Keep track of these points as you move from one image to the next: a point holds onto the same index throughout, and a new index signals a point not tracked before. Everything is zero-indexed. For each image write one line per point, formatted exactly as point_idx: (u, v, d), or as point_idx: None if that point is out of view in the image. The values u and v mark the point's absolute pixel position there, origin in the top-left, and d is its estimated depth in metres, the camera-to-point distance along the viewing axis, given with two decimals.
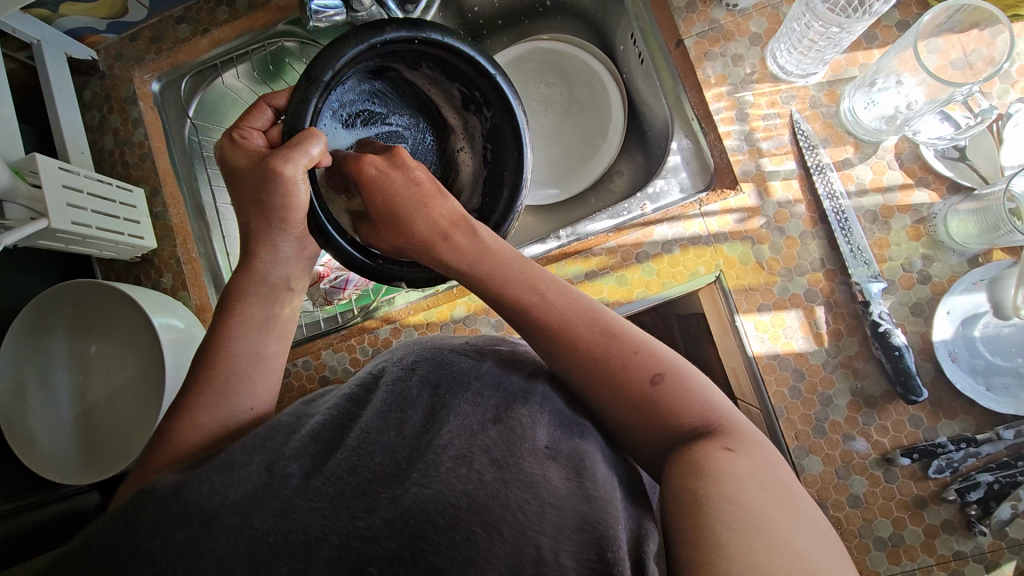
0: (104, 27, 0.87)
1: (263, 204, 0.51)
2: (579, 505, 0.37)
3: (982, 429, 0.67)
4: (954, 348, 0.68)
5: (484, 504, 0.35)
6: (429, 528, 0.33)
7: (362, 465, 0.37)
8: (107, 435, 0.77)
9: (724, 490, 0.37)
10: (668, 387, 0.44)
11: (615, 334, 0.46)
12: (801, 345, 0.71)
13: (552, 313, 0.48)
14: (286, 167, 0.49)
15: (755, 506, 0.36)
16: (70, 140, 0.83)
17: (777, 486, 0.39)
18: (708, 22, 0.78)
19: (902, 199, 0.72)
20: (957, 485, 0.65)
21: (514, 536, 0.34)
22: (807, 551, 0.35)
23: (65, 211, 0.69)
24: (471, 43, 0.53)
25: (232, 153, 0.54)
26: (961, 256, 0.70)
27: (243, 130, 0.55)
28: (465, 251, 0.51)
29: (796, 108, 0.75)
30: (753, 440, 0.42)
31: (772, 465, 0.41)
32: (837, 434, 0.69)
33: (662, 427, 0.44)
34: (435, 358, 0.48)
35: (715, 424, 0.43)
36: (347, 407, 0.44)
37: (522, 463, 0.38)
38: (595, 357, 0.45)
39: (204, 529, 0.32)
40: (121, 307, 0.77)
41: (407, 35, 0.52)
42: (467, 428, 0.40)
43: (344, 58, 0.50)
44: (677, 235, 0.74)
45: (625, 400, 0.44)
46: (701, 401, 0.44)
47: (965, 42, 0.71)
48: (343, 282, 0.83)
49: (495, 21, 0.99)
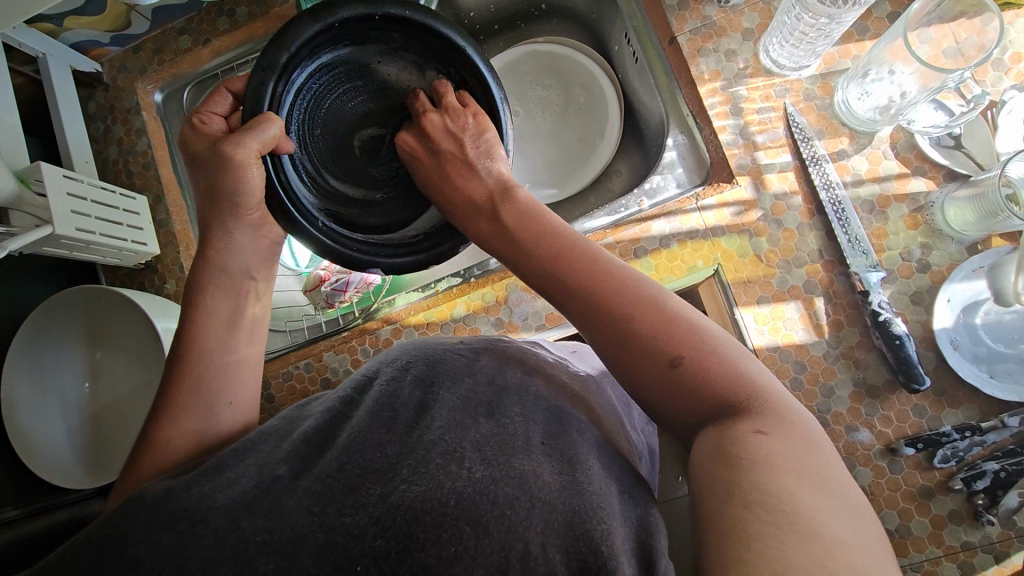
0: (108, 40, 0.88)
1: (217, 188, 0.52)
2: (573, 500, 0.36)
3: (987, 417, 0.67)
4: (955, 336, 0.68)
5: (472, 500, 0.35)
6: (416, 525, 0.34)
7: (351, 462, 0.37)
8: (111, 440, 0.78)
9: (754, 474, 0.35)
10: (693, 365, 0.41)
11: (638, 307, 0.43)
12: (801, 336, 0.70)
13: (577, 283, 0.45)
14: (241, 153, 0.50)
15: (787, 494, 0.33)
16: (75, 150, 0.85)
17: (815, 467, 0.36)
18: (701, 19, 0.78)
19: (898, 188, 0.72)
20: (963, 474, 0.64)
21: (502, 532, 0.34)
22: (843, 538, 0.32)
23: (70, 217, 0.70)
24: (434, 17, 0.53)
25: (196, 136, 0.55)
26: (960, 244, 0.70)
27: (203, 115, 0.55)
28: (500, 223, 0.51)
29: (790, 101, 0.76)
30: (792, 415, 0.39)
31: (811, 446, 0.37)
32: (840, 426, 0.68)
33: (692, 401, 0.41)
34: (428, 357, 0.47)
35: (749, 398, 0.40)
36: (339, 409, 0.43)
37: (515, 460, 0.38)
38: (617, 336, 0.43)
39: (192, 531, 0.34)
40: (125, 314, 0.79)
41: (367, 12, 0.51)
42: (457, 421, 0.40)
43: (303, 38, 0.50)
44: (675, 230, 0.74)
45: (651, 379, 0.42)
46: (731, 373, 0.41)
47: (956, 31, 0.71)
48: (344, 285, 0.83)
49: (491, 25, 1.01)
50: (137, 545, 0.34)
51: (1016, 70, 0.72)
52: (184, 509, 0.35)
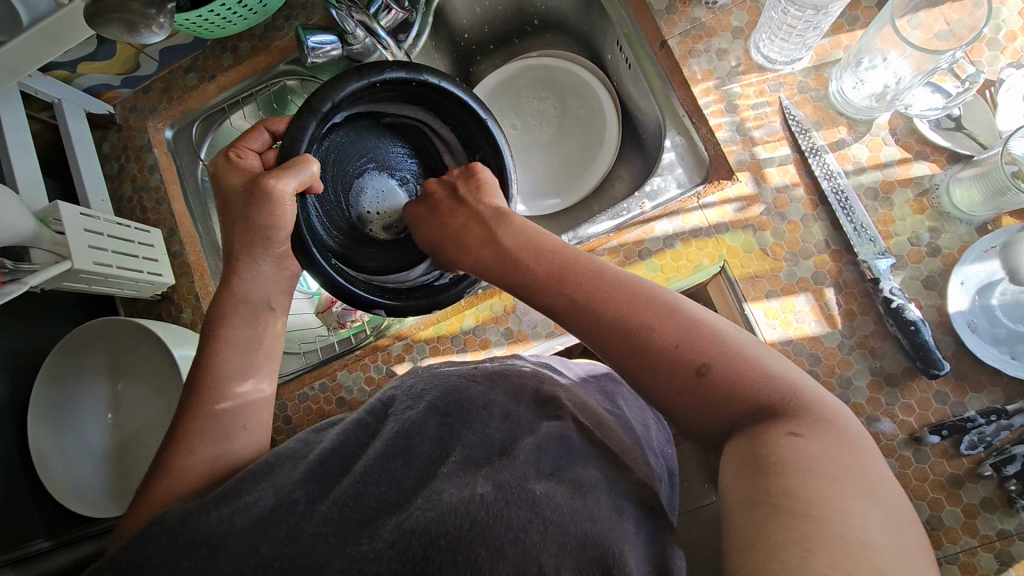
0: (119, 82, 0.92)
1: (248, 220, 0.53)
2: (586, 524, 0.37)
3: (1012, 400, 0.65)
4: (972, 318, 0.67)
5: (485, 522, 0.35)
6: (432, 548, 0.34)
7: (367, 494, 0.38)
8: (135, 470, 0.79)
9: (782, 478, 0.35)
10: (726, 364, 0.41)
11: (664, 316, 0.43)
12: (813, 328, 0.70)
13: (594, 297, 0.46)
14: (280, 188, 0.51)
15: (814, 497, 0.34)
16: (91, 190, 0.88)
17: (850, 476, 0.35)
18: (690, 21, 0.79)
19: (902, 173, 0.72)
20: (992, 459, 0.63)
21: (518, 555, 0.34)
22: (878, 540, 0.33)
23: (87, 252, 0.73)
24: (465, 88, 0.57)
25: (234, 172, 0.56)
26: (970, 225, 0.69)
27: (239, 150, 0.58)
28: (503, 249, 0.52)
29: (785, 95, 0.76)
30: (827, 419, 0.39)
31: (851, 451, 0.37)
32: (860, 417, 0.67)
33: (724, 407, 0.41)
34: (444, 387, 0.48)
35: (783, 403, 0.40)
36: (356, 432, 0.44)
37: (527, 484, 0.38)
38: (638, 335, 0.43)
39: (212, 557, 0.35)
40: (145, 347, 0.80)
41: (405, 76, 0.54)
42: (471, 458, 0.41)
43: (344, 91, 0.52)
44: (678, 229, 0.74)
45: (685, 380, 0.42)
46: (767, 378, 0.41)
47: (947, 13, 0.71)
48: (354, 304, 0.86)
49: (487, 45, 1.03)
50: (158, 569, 0.34)
51: (1011, 48, 0.72)
52: (203, 535, 0.36)
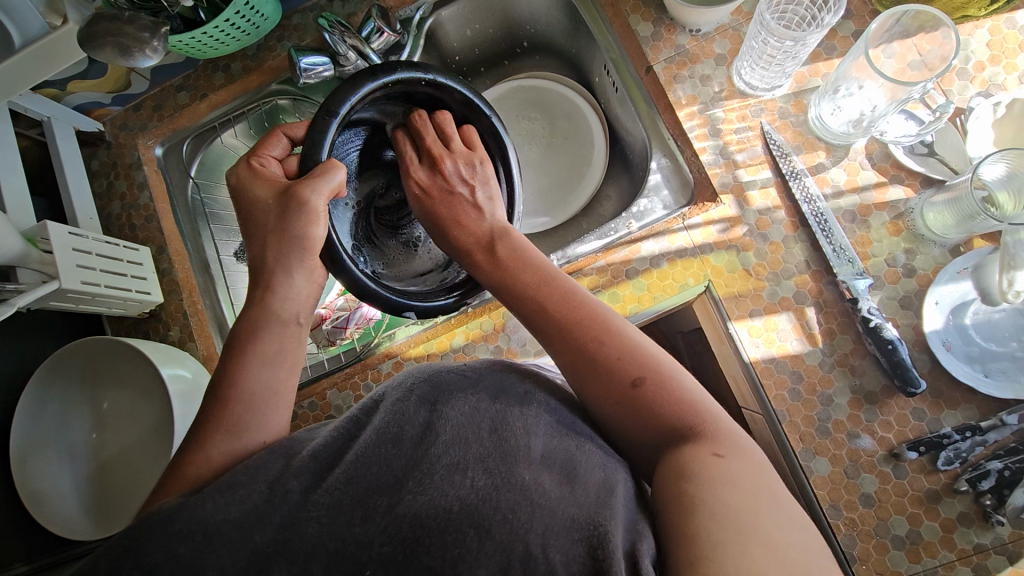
0: (110, 100, 0.92)
1: (282, 231, 0.55)
2: (572, 508, 0.39)
3: (986, 417, 0.67)
4: (947, 337, 0.69)
5: (476, 505, 0.38)
6: (422, 531, 0.36)
7: (360, 478, 0.39)
8: (119, 490, 0.78)
9: (702, 488, 0.40)
10: (655, 387, 0.46)
11: (609, 335, 0.49)
12: (795, 347, 0.71)
13: (551, 316, 0.51)
14: (315, 202, 0.54)
15: (731, 508, 0.38)
16: (80, 207, 0.87)
17: (756, 487, 0.41)
18: (674, 48, 0.82)
19: (878, 197, 0.74)
20: (967, 475, 0.65)
21: (504, 535, 0.37)
22: (784, 541, 0.38)
23: (75, 272, 0.73)
24: (473, 89, 0.59)
25: (261, 181, 0.58)
26: (943, 247, 0.71)
27: (261, 158, 0.59)
28: (491, 263, 0.54)
29: (766, 120, 0.78)
30: (732, 438, 0.44)
31: (758, 471, 0.42)
32: (841, 433, 0.69)
33: (652, 422, 0.46)
34: (432, 381, 0.48)
35: (695, 424, 0.45)
36: (348, 429, 0.45)
37: (516, 469, 0.40)
38: (582, 355, 0.49)
39: (207, 543, 0.36)
40: (131, 363, 0.80)
41: (418, 77, 0.56)
42: (461, 435, 0.42)
43: (360, 94, 0.54)
44: (664, 249, 0.76)
45: (618, 398, 0.47)
46: (684, 400, 0.46)
47: (918, 44, 0.74)
48: (344, 322, 0.87)
49: (477, 67, 1.05)
50: (154, 554, 0.36)
51: (980, 78, 0.75)
52: (198, 523, 0.37)
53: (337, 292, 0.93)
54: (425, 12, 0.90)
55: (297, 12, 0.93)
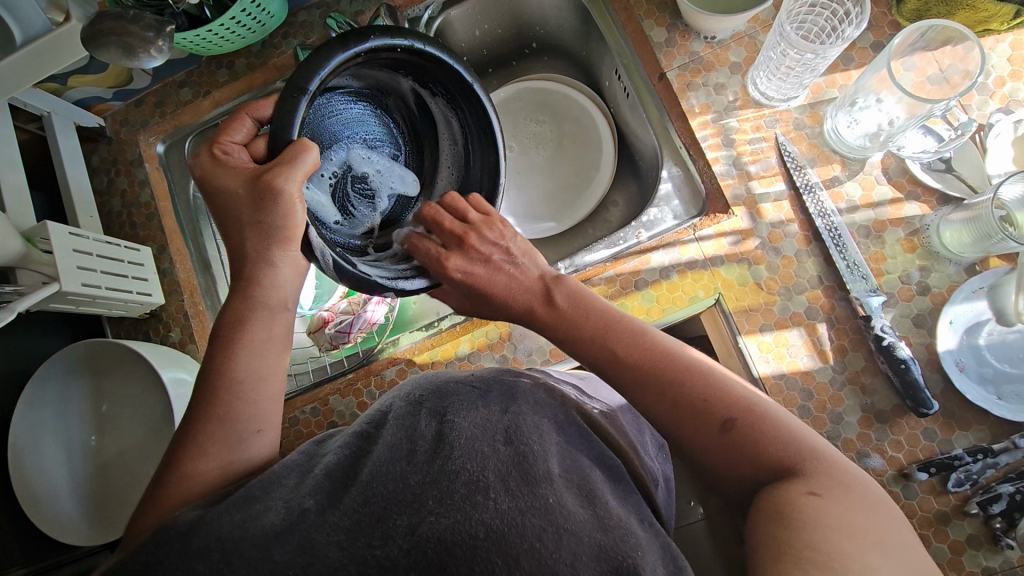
0: (110, 95, 0.91)
1: (258, 223, 0.52)
2: (598, 534, 0.38)
3: (998, 439, 0.66)
4: (960, 357, 0.68)
5: (501, 532, 0.36)
6: (448, 558, 0.35)
7: (377, 497, 0.38)
8: (118, 495, 0.77)
9: (806, 531, 0.37)
10: (747, 428, 0.44)
11: (698, 377, 0.47)
12: (805, 363, 0.71)
13: (631, 360, 0.49)
14: (290, 187, 0.51)
15: (837, 552, 0.36)
16: (80, 205, 0.86)
17: (870, 530, 0.38)
18: (688, 55, 0.80)
19: (893, 213, 0.73)
20: (978, 497, 0.64)
21: (533, 566, 0.35)
22: None
23: (75, 273, 0.71)
24: (444, 48, 0.57)
25: (227, 171, 0.54)
26: (958, 265, 0.70)
27: (223, 145, 0.56)
28: (548, 317, 0.54)
29: (780, 131, 0.77)
30: (840, 474, 0.41)
31: (867, 506, 0.39)
32: (851, 452, 0.68)
33: (751, 464, 0.43)
34: (440, 391, 0.49)
35: (799, 463, 0.42)
36: (358, 443, 0.45)
37: (539, 490, 0.39)
38: (676, 395, 0.46)
39: (225, 561, 0.35)
40: (131, 366, 0.79)
41: (389, 42, 0.53)
42: (477, 450, 0.42)
43: (328, 67, 0.50)
44: (674, 261, 0.75)
45: (716, 441, 0.44)
46: (782, 438, 0.43)
47: (940, 58, 0.73)
48: (348, 326, 0.85)
49: (486, 68, 1.04)
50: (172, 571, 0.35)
51: (1000, 93, 0.74)
52: (217, 539, 0.36)
53: (342, 295, 0.90)
54: (435, 11, 0.88)
55: (304, 9, 0.91)
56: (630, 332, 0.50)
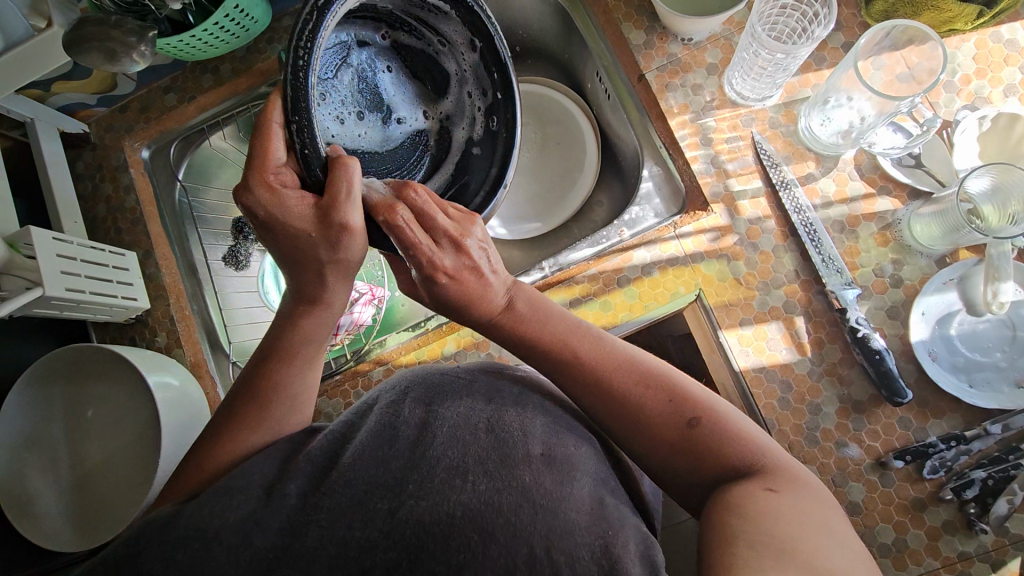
0: (94, 101, 0.90)
1: (324, 259, 0.50)
2: (575, 510, 0.39)
3: (970, 426, 0.68)
4: (932, 347, 0.70)
5: (478, 510, 0.37)
6: (426, 537, 0.36)
7: (357, 479, 0.39)
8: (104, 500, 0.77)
9: (759, 525, 0.38)
10: (709, 427, 0.46)
11: (652, 381, 0.49)
12: (784, 356, 0.72)
13: (581, 367, 0.50)
14: (355, 222, 0.48)
15: (789, 536, 0.37)
16: (63, 210, 0.86)
17: (820, 519, 0.40)
18: (666, 56, 0.82)
19: (866, 208, 0.75)
20: (952, 483, 0.66)
21: (508, 538, 0.36)
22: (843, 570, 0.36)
23: (59, 278, 0.71)
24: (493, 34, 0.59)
25: (281, 208, 0.48)
26: (929, 257, 0.72)
27: (263, 166, 0.48)
28: (512, 321, 0.53)
29: (756, 129, 0.79)
30: (797, 478, 0.43)
31: (817, 500, 0.42)
32: (829, 442, 0.69)
33: (705, 461, 0.46)
34: (426, 381, 0.49)
35: (758, 463, 0.44)
36: (344, 429, 0.46)
37: (516, 470, 0.40)
38: (631, 403, 0.48)
39: (206, 554, 0.36)
40: (120, 370, 0.78)
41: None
42: (458, 437, 0.42)
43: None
44: (655, 258, 0.76)
45: (668, 447, 0.47)
46: (748, 441, 0.46)
47: (907, 57, 0.76)
48: (334, 328, 0.86)
49: None
50: (153, 563, 0.36)
51: (966, 90, 0.76)
52: (196, 529, 0.37)
53: None
54: None
55: (288, 14, 0.92)
56: (589, 340, 0.51)
